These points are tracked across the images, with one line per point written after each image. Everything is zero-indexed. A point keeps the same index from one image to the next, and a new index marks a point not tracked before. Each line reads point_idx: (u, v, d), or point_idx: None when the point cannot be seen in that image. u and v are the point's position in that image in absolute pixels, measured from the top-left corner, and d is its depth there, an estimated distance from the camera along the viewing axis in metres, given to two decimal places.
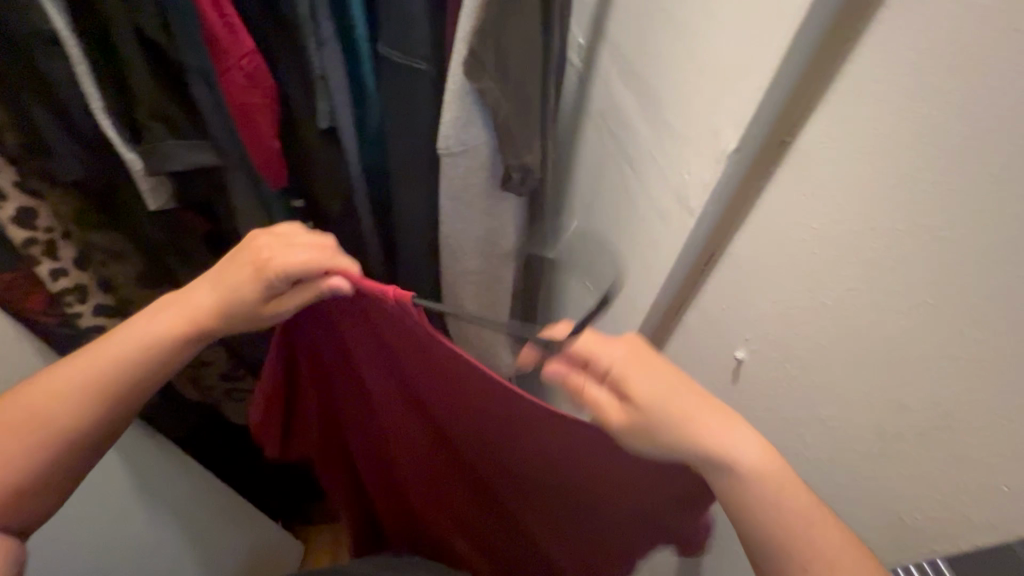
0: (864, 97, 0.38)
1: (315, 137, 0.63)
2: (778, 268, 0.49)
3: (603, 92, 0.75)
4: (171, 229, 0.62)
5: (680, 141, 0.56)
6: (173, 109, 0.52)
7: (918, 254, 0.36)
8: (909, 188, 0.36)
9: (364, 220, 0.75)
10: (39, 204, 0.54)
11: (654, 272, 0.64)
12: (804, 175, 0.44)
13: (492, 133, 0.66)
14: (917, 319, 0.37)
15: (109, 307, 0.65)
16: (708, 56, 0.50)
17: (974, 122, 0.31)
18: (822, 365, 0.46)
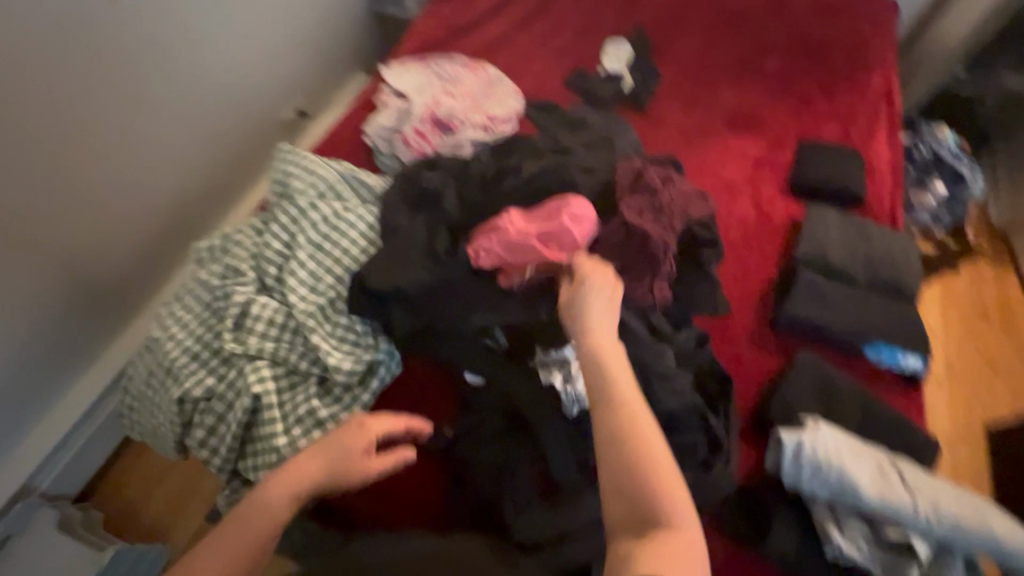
0: (927, 487, 0.69)
1: (928, 179, 1.41)
2: (914, 494, 0.68)
3: (888, 477, 0.70)
4: (928, 204, 1.40)
5: (900, 489, 0.69)
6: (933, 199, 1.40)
7: (942, 499, 0.68)
8: (949, 489, 0.70)
9: (917, 123, 1.52)
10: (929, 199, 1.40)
11: (942, 496, 0.68)
12: (942, 506, 0.67)
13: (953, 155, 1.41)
14: (953, 495, 0.69)
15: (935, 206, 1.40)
16: (882, 487, 0.69)
17: (940, 492, 0.69)
18: (936, 494, 0.68)
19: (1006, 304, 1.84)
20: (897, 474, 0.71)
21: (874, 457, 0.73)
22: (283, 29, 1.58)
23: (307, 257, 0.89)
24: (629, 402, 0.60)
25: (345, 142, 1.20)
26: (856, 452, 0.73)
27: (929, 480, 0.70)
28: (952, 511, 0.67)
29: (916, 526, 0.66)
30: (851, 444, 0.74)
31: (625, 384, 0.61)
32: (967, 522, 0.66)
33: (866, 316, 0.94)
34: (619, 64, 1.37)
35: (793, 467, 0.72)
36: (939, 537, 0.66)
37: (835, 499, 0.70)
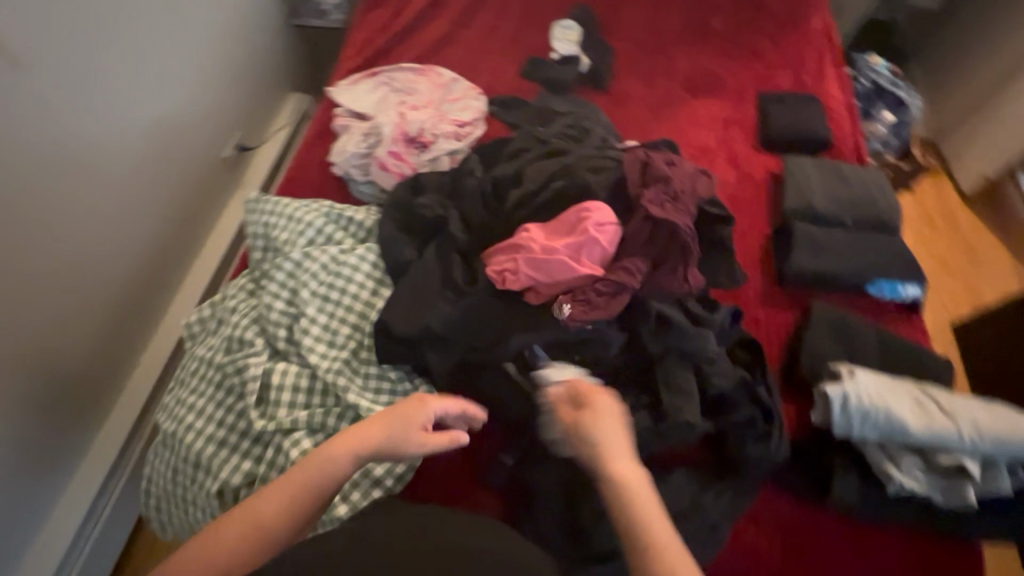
0: (965, 409, 0.74)
1: (872, 109, 1.49)
2: (956, 418, 0.73)
3: (930, 407, 0.75)
4: (877, 133, 1.48)
5: (943, 415, 0.74)
6: (881, 128, 1.47)
7: (981, 417, 0.73)
8: (982, 405, 0.76)
9: (853, 56, 1.58)
10: (877, 129, 1.48)
11: (981, 414, 0.74)
12: (983, 422, 0.72)
13: (891, 84, 1.48)
14: (988, 410, 0.74)
15: (884, 134, 1.48)
16: (928, 418, 0.74)
17: (977, 410, 0.74)
18: (975, 413, 0.74)
19: (947, 210, 2.00)
20: (937, 402, 0.76)
21: (911, 390, 0.78)
22: (204, 65, 1.48)
23: (316, 313, 0.84)
24: (640, 509, 0.59)
25: (313, 175, 1.13)
26: (896, 390, 0.77)
27: (964, 401, 0.76)
28: (991, 425, 0.72)
29: (963, 447, 0.72)
30: (890, 384, 0.78)
31: (635, 480, 0.61)
32: (1007, 433, 0.72)
33: (863, 256, 0.99)
34: (569, 46, 1.35)
35: (844, 418, 0.75)
36: (985, 452, 0.72)
37: (886, 439, 0.75)
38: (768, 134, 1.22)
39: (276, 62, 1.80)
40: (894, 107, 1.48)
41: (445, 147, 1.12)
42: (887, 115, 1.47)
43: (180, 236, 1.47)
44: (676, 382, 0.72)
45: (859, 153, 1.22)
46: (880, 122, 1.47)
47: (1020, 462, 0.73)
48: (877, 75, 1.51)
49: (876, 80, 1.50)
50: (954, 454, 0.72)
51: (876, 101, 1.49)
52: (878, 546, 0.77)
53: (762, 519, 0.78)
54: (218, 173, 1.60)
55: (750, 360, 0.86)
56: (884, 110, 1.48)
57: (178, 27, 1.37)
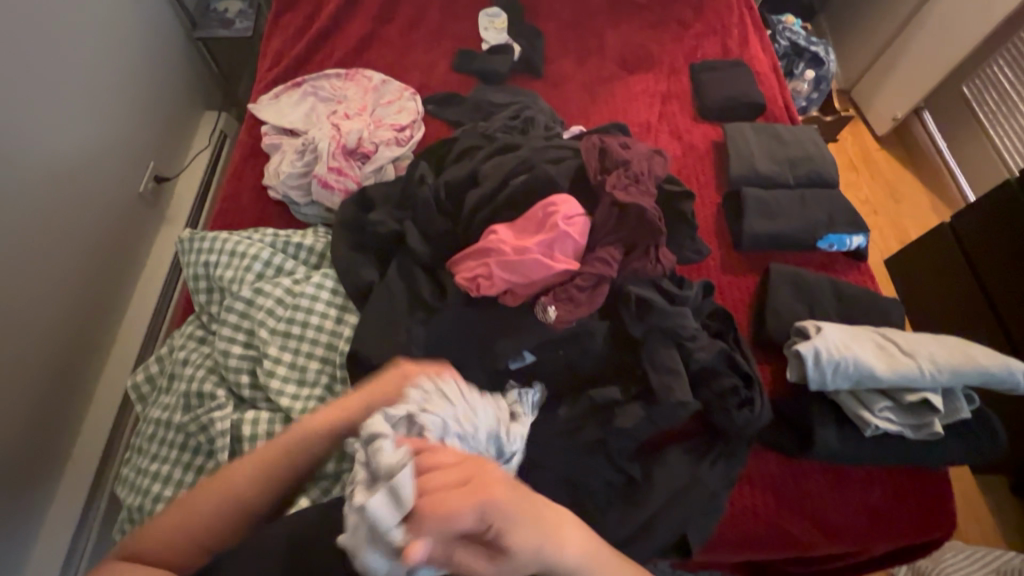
0: (923, 347, 0.79)
1: (793, 68, 1.55)
2: (917, 357, 0.78)
3: (892, 349, 0.80)
4: (799, 90, 1.55)
5: (905, 356, 0.78)
6: (802, 85, 1.54)
7: (937, 353, 0.78)
8: (935, 340, 0.81)
9: (769, 17, 1.64)
10: (799, 87, 1.54)
11: (936, 349, 0.79)
12: (939, 357, 0.78)
13: (806, 41, 1.55)
14: (941, 345, 0.80)
15: (807, 89, 1.55)
16: (892, 361, 0.78)
17: (932, 346, 0.80)
18: (931, 349, 0.79)
19: (866, 153, 2.13)
20: (897, 344, 0.80)
21: (873, 336, 0.82)
22: (101, 95, 1.35)
23: (280, 352, 0.78)
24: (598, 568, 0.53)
25: (249, 201, 1.05)
26: (860, 338, 0.82)
27: (920, 339, 0.81)
28: (947, 358, 0.78)
29: (927, 383, 0.76)
30: (853, 333, 0.82)
31: (582, 552, 0.52)
32: (961, 364, 0.77)
33: (808, 213, 1.03)
34: (497, 34, 1.31)
35: (819, 371, 0.78)
36: (945, 385, 0.77)
37: (858, 386, 0.78)
38: (704, 102, 1.24)
39: (183, 81, 1.66)
40: (811, 63, 1.54)
41: (387, 153, 1.07)
42: (806, 72, 1.54)
43: (102, 284, 1.34)
44: (660, 364, 0.72)
45: (790, 112, 1.26)
46: (801, 80, 1.54)
47: (974, 387, 0.79)
48: (793, 33, 1.57)
49: (793, 39, 1.55)
50: (919, 391, 0.77)
51: (795, 59, 1.55)
52: (861, 486, 0.82)
53: (756, 479, 0.81)
54: (137, 209, 1.47)
55: (726, 329, 0.88)
56: (804, 66, 1.55)
57: (64, 57, 1.24)
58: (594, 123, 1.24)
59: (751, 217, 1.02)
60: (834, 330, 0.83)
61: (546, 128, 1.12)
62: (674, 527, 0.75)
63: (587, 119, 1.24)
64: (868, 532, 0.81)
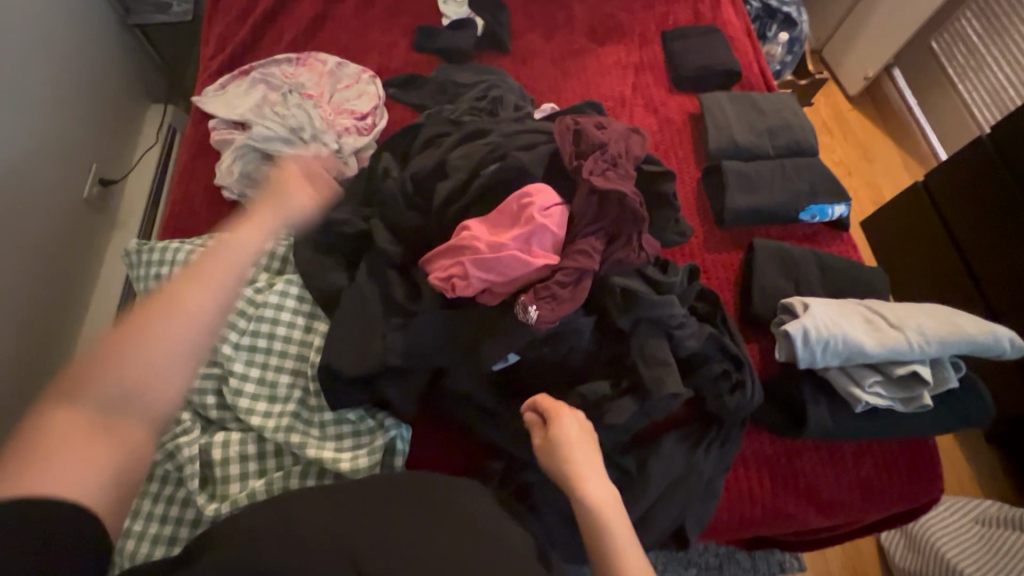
0: (909, 318, 0.79)
1: (766, 30, 1.50)
2: (904, 329, 0.77)
3: (880, 322, 0.78)
4: (772, 54, 1.50)
5: (893, 328, 0.77)
6: (775, 48, 1.50)
7: (924, 324, 0.78)
8: (921, 311, 0.80)
9: None
10: (772, 50, 1.50)
11: (923, 320, 0.78)
12: (926, 328, 0.77)
13: (778, 1, 1.50)
14: (927, 316, 0.79)
15: (780, 53, 1.50)
16: (880, 334, 0.77)
17: (919, 317, 0.79)
18: (918, 320, 0.78)
19: (840, 115, 2.11)
20: (884, 316, 0.79)
21: (860, 309, 0.81)
22: (30, 94, 1.24)
23: (246, 368, 0.73)
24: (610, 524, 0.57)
25: (201, 203, 0.98)
26: (847, 312, 0.80)
27: (906, 309, 0.80)
28: (934, 329, 0.77)
29: (915, 355, 0.76)
30: (839, 308, 0.81)
31: (604, 500, 0.58)
32: (948, 333, 0.76)
33: (790, 184, 1.01)
34: (458, 9, 1.23)
35: (809, 349, 0.77)
36: (933, 356, 0.76)
37: (847, 362, 0.77)
38: (679, 72, 1.19)
39: (123, 73, 1.54)
40: (784, 24, 1.50)
41: (348, 143, 0.99)
42: (779, 34, 1.50)
43: (50, 301, 1.26)
44: (649, 355, 0.70)
45: (766, 78, 1.22)
46: (774, 42, 1.49)
47: (961, 355, 0.78)
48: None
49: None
50: (908, 364, 0.76)
51: (768, 21, 1.50)
52: (852, 461, 0.82)
53: (749, 461, 0.80)
54: (83, 217, 1.38)
55: (712, 310, 0.86)
56: (777, 29, 1.50)
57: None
58: (565, 100, 1.18)
59: (732, 192, 0.99)
60: (820, 306, 0.82)
61: (516, 109, 1.06)
62: (671, 517, 0.73)
63: (558, 95, 1.18)
64: (861, 506, 0.81)
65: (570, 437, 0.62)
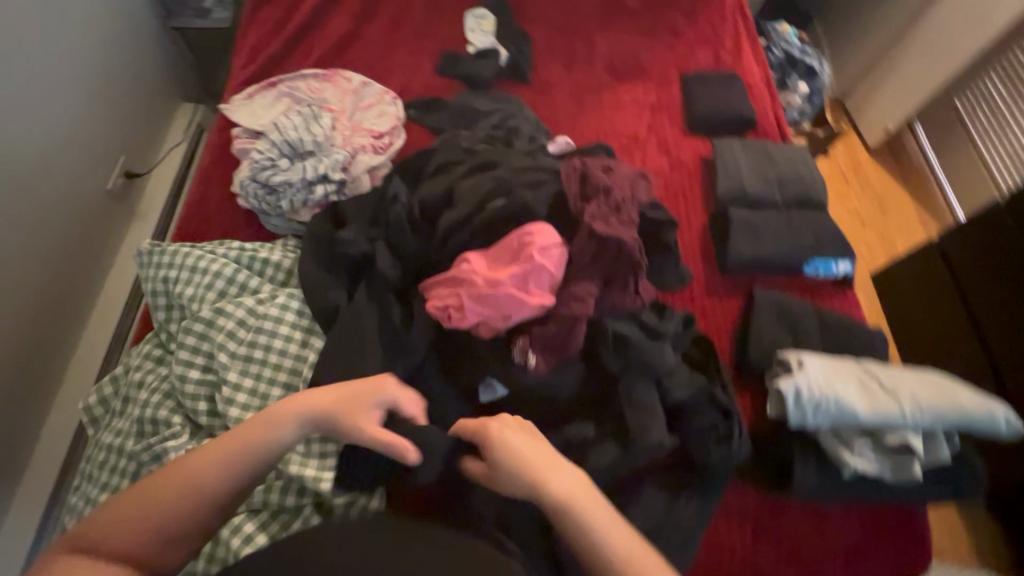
0: (906, 385, 0.78)
1: (785, 80, 1.51)
2: (900, 397, 0.76)
3: (876, 387, 0.78)
4: (791, 102, 1.52)
5: (888, 395, 0.77)
6: (793, 98, 1.51)
7: (921, 393, 0.77)
8: (919, 379, 0.80)
9: (765, 26, 1.60)
10: (791, 99, 1.51)
11: (920, 388, 0.77)
12: (923, 397, 0.76)
13: (802, 52, 1.51)
14: (927, 386, 0.78)
15: (800, 102, 1.51)
16: (875, 399, 0.76)
17: (916, 386, 0.78)
18: (915, 389, 0.78)
19: (858, 165, 2.11)
20: (881, 382, 0.79)
21: (856, 371, 0.81)
22: (67, 87, 1.29)
23: (240, 378, 0.74)
24: (587, 515, 0.60)
25: (216, 209, 1.01)
26: (843, 374, 0.80)
27: (903, 376, 0.80)
28: (931, 399, 0.76)
29: (909, 424, 0.75)
30: (835, 368, 0.81)
31: (574, 494, 0.61)
32: (945, 405, 0.76)
33: (797, 237, 1.01)
34: (483, 38, 1.26)
35: (800, 408, 0.76)
36: (928, 427, 0.75)
37: (840, 426, 0.77)
38: (695, 116, 1.20)
39: (158, 72, 1.59)
40: (805, 75, 1.51)
41: (363, 161, 1.01)
42: (799, 85, 1.51)
43: (63, 288, 1.30)
44: (637, 402, 0.70)
45: (782, 128, 1.23)
46: (794, 92, 1.51)
47: (958, 429, 0.77)
48: (789, 44, 1.53)
49: (788, 51, 1.51)
50: (903, 433, 0.75)
51: (788, 71, 1.52)
52: (839, 525, 0.80)
53: (732, 515, 0.79)
54: (105, 208, 1.42)
55: (706, 357, 0.86)
56: (799, 78, 1.51)
57: (25, 48, 1.18)
58: (581, 133, 1.20)
59: (738, 239, 1.00)
60: (816, 364, 0.81)
61: (530, 140, 1.08)
62: None
63: (574, 129, 1.20)
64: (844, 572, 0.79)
65: (510, 429, 0.65)
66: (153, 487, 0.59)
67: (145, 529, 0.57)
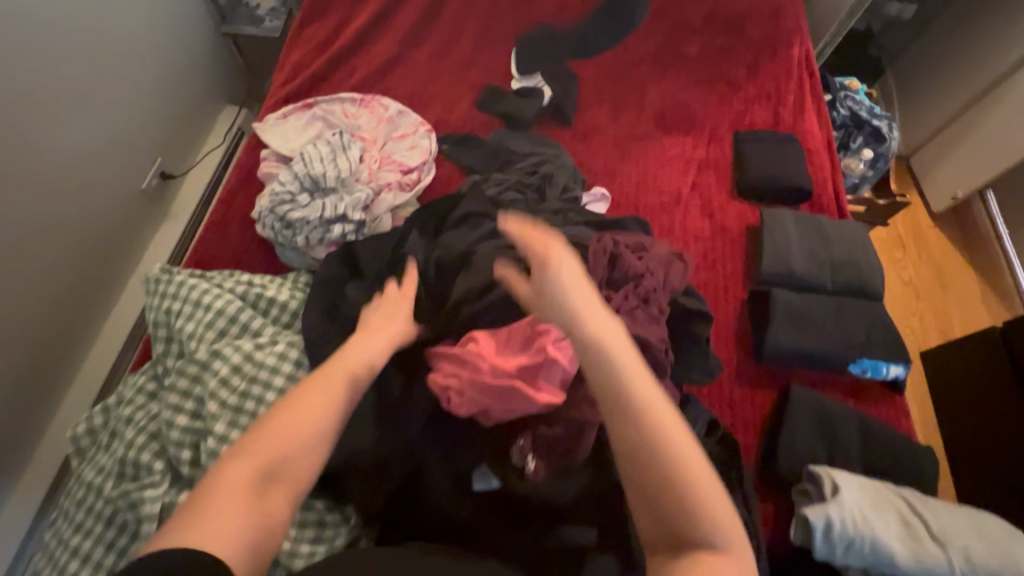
0: (954, 530, 0.69)
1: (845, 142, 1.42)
2: (947, 544, 0.68)
3: (920, 527, 0.69)
4: (850, 166, 1.41)
5: (932, 539, 0.68)
6: (852, 162, 1.41)
7: (970, 544, 0.68)
8: (969, 523, 0.71)
9: (830, 80, 1.49)
10: (851, 163, 1.41)
11: (969, 536, 0.69)
12: (972, 548, 0.68)
13: (869, 113, 1.40)
14: (978, 534, 0.69)
15: (861, 167, 1.41)
16: (918, 543, 0.68)
17: (965, 533, 0.69)
18: (965, 536, 0.69)
19: (918, 230, 1.96)
20: (926, 521, 0.70)
21: (898, 502, 0.72)
22: (112, 88, 1.30)
23: (226, 431, 0.70)
24: (650, 399, 0.51)
25: (234, 234, 0.98)
26: (883, 504, 0.71)
27: (952, 517, 0.71)
28: (981, 553, 0.67)
29: None
30: (875, 496, 0.72)
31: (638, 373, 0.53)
32: (997, 561, 0.67)
33: (845, 330, 0.91)
34: (527, 74, 1.21)
35: (830, 542, 0.68)
36: None
37: (873, 568, 0.68)
38: (744, 178, 1.12)
39: (206, 76, 1.61)
40: (870, 138, 1.40)
41: (386, 199, 0.97)
42: (861, 148, 1.40)
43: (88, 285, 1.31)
44: None
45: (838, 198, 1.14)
46: (854, 156, 1.40)
47: None
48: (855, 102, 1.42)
49: (854, 110, 1.41)
50: None
51: (850, 132, 1.41)
52: None
53: None
54: (137, 207, 1.43)
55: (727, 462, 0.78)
56: (862, 141, 1.40)
57: (73, 51, 1.19)
58: (619, 185, 1.13)
59: (777, 326, 0.91)
60: (854, 487, 0.73)
61: (563, 191, 1.02)
62: None
63: (612, 179, 1.13)
64: None
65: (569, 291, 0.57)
66: (231, 485, 0.48)
67: (252, 510, 0.48)
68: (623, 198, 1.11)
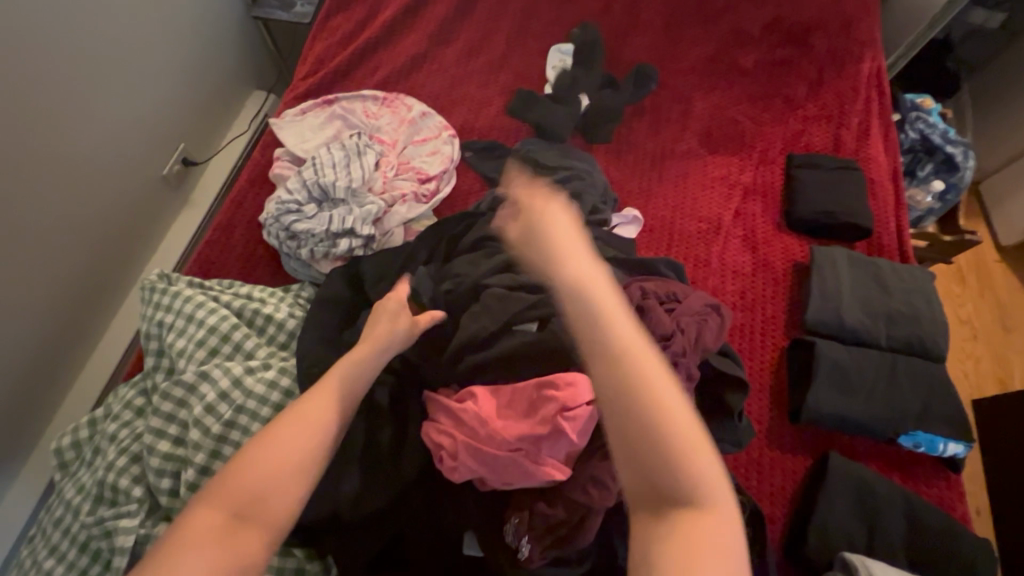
0: None
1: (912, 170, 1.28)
2: None
3: None
4: (916, 197, 1.28)
5: None
6: (919, 193, 1.27)
7: None
8: None
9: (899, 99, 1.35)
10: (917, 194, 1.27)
11: None
12: None
13: (943, 139, 1.26)
14: None
15: (928, 198, 1.27)
16: None
17: None
18: None
19: (982, 265, 1.79)
20: None
21: None
22: (136, 71, 1.26)
23: (207, 462, 0.66)
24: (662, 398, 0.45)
25: (240, 239, 0.93)
26: None
27: None
28: None
29: None
30: None
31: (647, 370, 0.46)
32: None
33: (899, 396, 0.81)
34: (562, 80, 1.12)
35: None
36: None
37: None
38: (796, 209, 1.01)
39: (234, 60, 1.57)
40: (940, 168, 1.26)
41: (399, 212, 0.91)
42: (930, 178, 1.26)
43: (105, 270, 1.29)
44: None
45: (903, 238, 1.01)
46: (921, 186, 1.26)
47: None
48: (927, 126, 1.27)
49: (924, 134, 1.27)
50: None
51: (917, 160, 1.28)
52: None
53: None
54: (158, 193, 1.40)
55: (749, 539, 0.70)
56: (932, 171, 1.26)
57: (99, 32, 1.15)
58: (655, 208, 1.03)
59: (819, 386, 0.81)
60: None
61: (593, 214, 0.93)
62: None
63: (648, 201, 1.04)
64: None
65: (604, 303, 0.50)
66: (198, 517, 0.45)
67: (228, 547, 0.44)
68: (658, 223, 1.01)
